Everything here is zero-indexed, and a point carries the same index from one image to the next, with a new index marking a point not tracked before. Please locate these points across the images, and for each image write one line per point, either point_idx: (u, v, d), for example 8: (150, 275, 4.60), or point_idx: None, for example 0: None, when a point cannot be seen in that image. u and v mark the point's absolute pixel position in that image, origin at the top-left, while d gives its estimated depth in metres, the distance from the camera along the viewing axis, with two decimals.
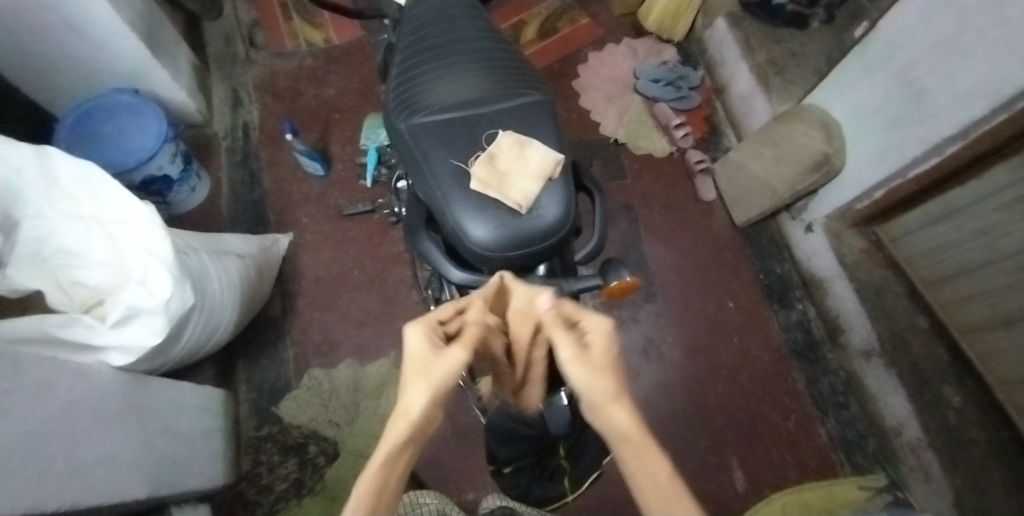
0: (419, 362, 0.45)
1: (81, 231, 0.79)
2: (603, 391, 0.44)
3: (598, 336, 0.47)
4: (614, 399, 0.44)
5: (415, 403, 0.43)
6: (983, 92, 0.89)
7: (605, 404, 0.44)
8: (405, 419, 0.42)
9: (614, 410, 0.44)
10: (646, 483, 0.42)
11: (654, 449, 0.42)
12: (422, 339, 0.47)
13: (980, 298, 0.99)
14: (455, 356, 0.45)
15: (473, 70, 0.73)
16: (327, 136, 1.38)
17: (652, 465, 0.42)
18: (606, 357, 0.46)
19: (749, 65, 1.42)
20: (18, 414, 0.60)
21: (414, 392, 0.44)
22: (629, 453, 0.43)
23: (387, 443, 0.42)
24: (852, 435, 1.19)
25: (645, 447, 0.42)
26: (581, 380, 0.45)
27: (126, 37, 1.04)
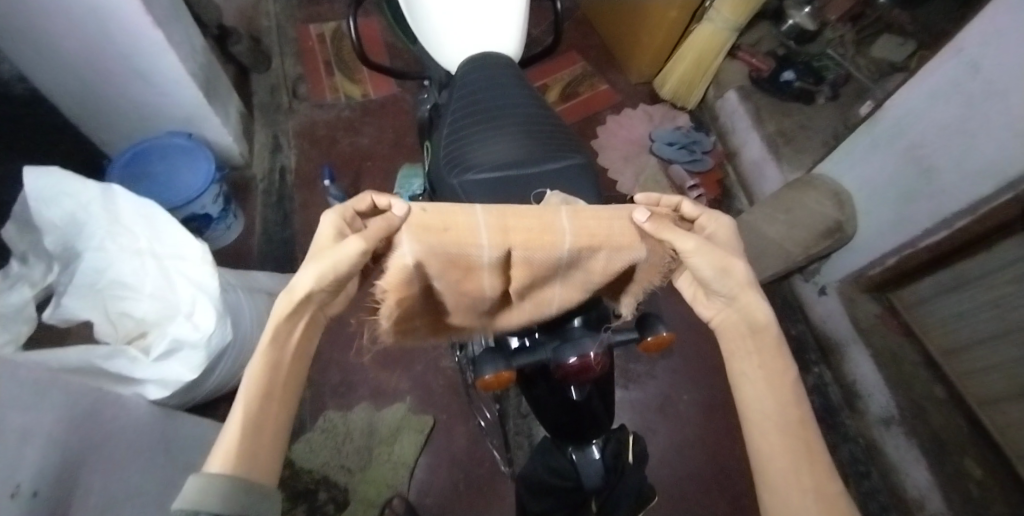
0: (320, 248, 0.49)
1: (135, 265, 0.82)
2: (737, 282, 0.53)
3: (718, 230, 0.56)
4: (746, 292, 0.53)
5: (303, 278, 0.47)
6: (991, 173, 0.95)
7: (737, 294, 0.53)
8: (296, 296, 0.47)
9: (746, 302, 0.53)
10: (754, 376, 0.52)
11: (779, 352, 0.52)
12: (331, 228, 0.50)
13: (994, 369, 1.05)
14: (352, 245, 0.48)
15: (521, 135, 0.78)
16: (359, 182, 1.44)
17: (777, 366, 0.51)
18: (727, 245, 0.56)
19: (760, 134, 1.50)
20: (63, 442, 0.62)
21: (302, 268, 0.48)
22: (749, 350, 0.53)
23: (275, 317, 0.46)
24: (873, 505, 1.18)
25: (768, 348, 0.52)
26: (706, 264, 0.53)
27: (186, 87, 1.11)
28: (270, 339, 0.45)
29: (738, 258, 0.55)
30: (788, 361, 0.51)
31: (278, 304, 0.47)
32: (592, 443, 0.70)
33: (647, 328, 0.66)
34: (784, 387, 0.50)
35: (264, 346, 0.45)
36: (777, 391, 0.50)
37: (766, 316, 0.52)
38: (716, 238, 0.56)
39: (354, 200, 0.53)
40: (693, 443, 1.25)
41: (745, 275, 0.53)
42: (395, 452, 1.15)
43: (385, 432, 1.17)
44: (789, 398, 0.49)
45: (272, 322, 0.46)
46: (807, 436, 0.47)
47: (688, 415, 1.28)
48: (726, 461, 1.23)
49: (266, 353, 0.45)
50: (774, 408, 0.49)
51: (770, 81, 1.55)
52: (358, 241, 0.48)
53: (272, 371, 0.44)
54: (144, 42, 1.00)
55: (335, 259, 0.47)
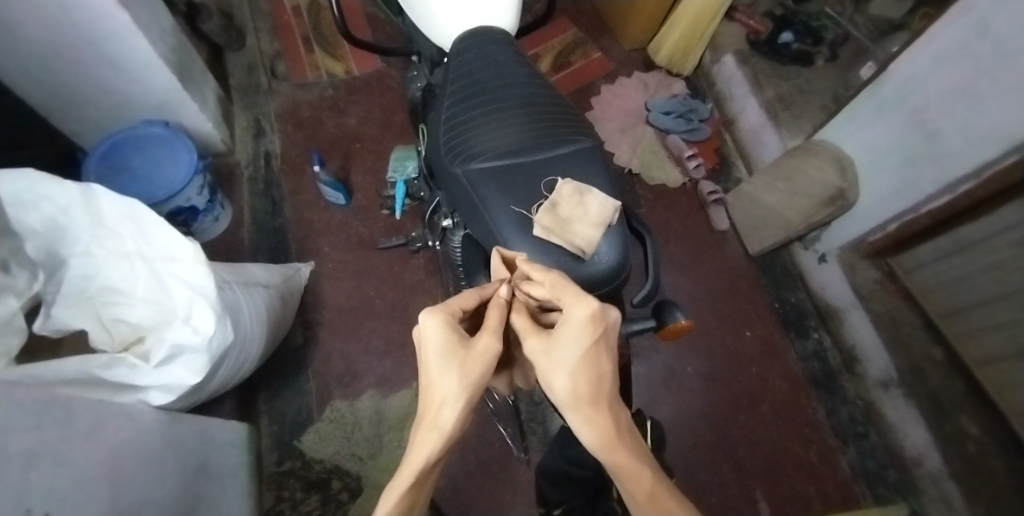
0: (452, 360, 0.48)
1: (126, 269, 0.79)
2: (565, 398, 0.48)
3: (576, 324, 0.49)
4: (574, 406, 0.47)
5: (448, 398, 0.47)
6: (996, 136, 0.94)
7: (568, 411, 0.48)
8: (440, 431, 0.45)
9: (577, 416, 0.47)
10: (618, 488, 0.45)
11: (622, 455, 0.45)
12: (447, 336, 0.49)
13: (998, 329, 1.02)
14: (487, 346, 0.49)
15: (523, 117, 0.75)
16: (349, 166, 1.40)
17: (624, 468, 0.44)
18: (574, 347, 0.48)
19: (758, 101, 1.48)
20: (69, 460, 0.60)
21: (445, 382, 0.47)
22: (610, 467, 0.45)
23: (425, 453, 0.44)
24: (873, 465, 1.21)
25: (620, 454, 0.45)
26: (547, 382, 0.50)
27: (159, 71, 1.05)
28: (415, 476, 0.43)
29: (571, 370, 0.48)
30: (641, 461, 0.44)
31: (430, 438, 0.45)
32: None
33: (666, 317, 0.70)
34: (647, 493, 0.43)
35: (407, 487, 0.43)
36: (631, 498, 0.44)
37: (601, 425, 0.46)
38: (562, 338, 0.49)
39: (459, 300, 0.54)
40: (696, 414, 1.29)
41: (580, 376, 0.48)
42: (404, 438, 1.15)
43: (394, 420, 1.17)
44: (644, 498, 0.43)
45: (420, 455, 0.44)
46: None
47: (691, 387, 1.31)
48: (730, 430, 1.27)
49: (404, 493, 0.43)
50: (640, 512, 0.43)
51: (768, 44, 1.51)
52: (488, 337, 0.49)
53: (414, 502, 0.44)
54: (108, 25, 0.93)
55: (477, 365, 0.48)
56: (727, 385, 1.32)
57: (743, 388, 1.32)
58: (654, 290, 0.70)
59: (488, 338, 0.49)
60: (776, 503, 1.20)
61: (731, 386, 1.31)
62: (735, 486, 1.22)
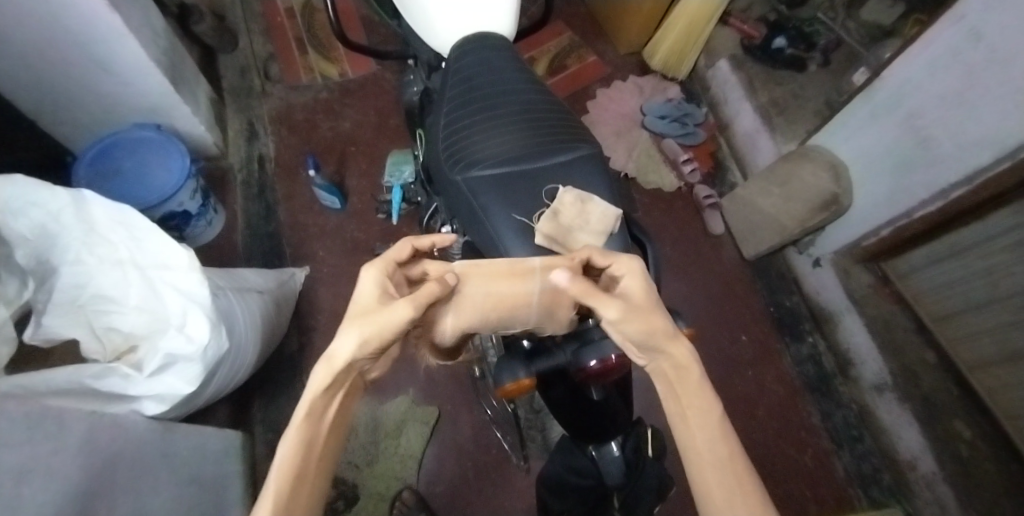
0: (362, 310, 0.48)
1: (118, 277, 0.78)
2: (661, 331, 0.49)
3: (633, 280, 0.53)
4: (671, 338, 0.49)
5: (345, 347, 0.45)
6: (989, 143, 0.95)
7: (663, 341, 0.49)
8: (332, 368, 0.44)
9: (671, 344, 0.49)
10: (691, 416, 0.47)
11: (703, 391, 0.48)
12: (371, 289, 0.50)
13: (988, 334, 1.04)
14: (399, 309, 0.47)
15: (523, 123, 0.75)
16: (344, 170, 1.39)
17: (704, 401, 0.47)
18: (646, 296, 0.52)
19: (753, 105, 1.49)
20: (64, 474, 0.59)
21: (345, 337, 0.45)
22: (681, 392, 0.48)
23: (313, 387, 0.44)
24: (867, 468, 1.22)
25: (696, 388, 0.48)
26: (635, 326, 0.49)
27: (150, 73, 1.03)
28: (306, 413, 0.43)
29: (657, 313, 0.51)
30: (711, 398, 0.47)
31: (320, 380, 0.44)
32: (612, 440, 0.69)
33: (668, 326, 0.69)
34: (712, 425, 0.46)
35: (298, 425, 0.42)
36: (708, 426, 0.46)
37: (690, 355, 0.49)
38: (628, 292, 0.53)
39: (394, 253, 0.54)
40: None
41: (669, 324, 0.50)
42: (401, 444, 1.14)
43: (391, 426, 1.16)
44: (717, 429, 0.46)
45: (309, 394, 0.43)
46: (739, 470, 0.44)
47: None
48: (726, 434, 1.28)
49: (301, 430, 0.42)
50: (712, 440, 0.45)
51: (762, 49, 1.52)
52: (404, 304, 0.47)
53: (308, 445, 0.42)
54: (99, 27, 0.91)
55: (383, 325, 0.46)
56: (723, 388, 1.32)
57: (739, 392, 1.32)
58: None
59: (403, 302, 0.47)
60: (773, 507, 1.21)
61: (728, 390, 1.32)
62: None
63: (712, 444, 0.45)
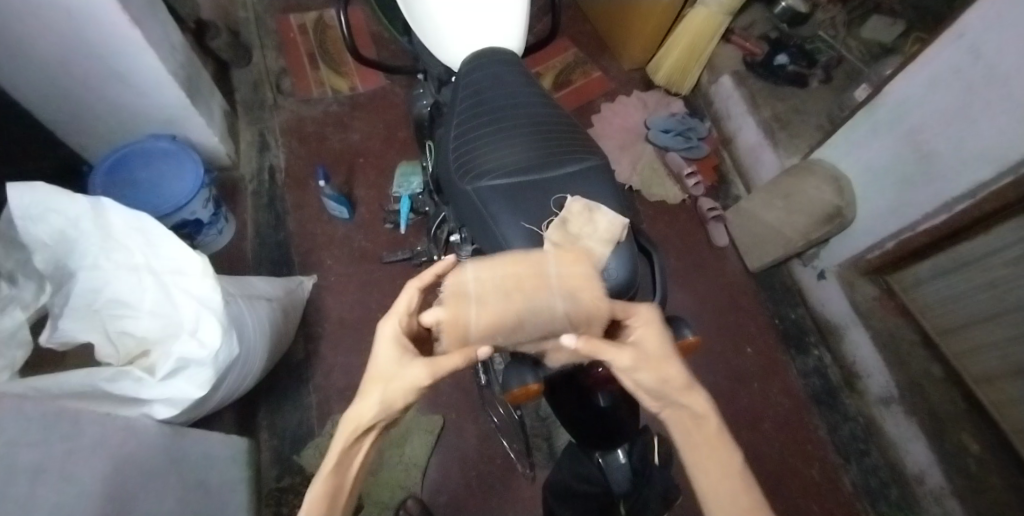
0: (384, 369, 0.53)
1: (134, 282, 0.79)
2: (675, 383, 0.54)
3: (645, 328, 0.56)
4: (686, 389, 0.54)
5: (370, 406, 0.52)
6: (991, 157, 0.96)
7: (676, 392, 0.54)
8: (359, 424, 0.52)
9: (686, 396, 0.54)
10: (708, 469, 0.53)
11: (720, 439, 0.53)
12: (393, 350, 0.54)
13: (993, 347, 1.03)
14: (415, 373, 0.52)
15: (532, 136, 0.77)
16: (352, 180, 1.41)
17: (720, 451, 0.53)
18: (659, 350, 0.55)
19: (756, 120, 1.51)
20: (77, 474, 0.60)
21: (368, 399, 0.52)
22: (699, 442, 0.54)
23: (337, 445, 0.52)
24: (874, 482, 1.21)
25: (714, 437, 0.53)
26: (650, 381, 0.53)
27: (167, 85, 1.05)
28: (334, 463, 0.52)
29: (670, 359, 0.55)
30: (730, 447, 0.53)
31: (340, 438, 0.52)
32: (618, 448, 0.69)
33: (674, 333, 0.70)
34: (732, 476, 0.52)
35: (329, 469, 0.52)
36: (726, 476, 0.52)
37: (705, 405, 0.54)
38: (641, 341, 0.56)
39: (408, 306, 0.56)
40: None
41: (683, 378, 0.54)
42: (406, 453, 1.15)
43: (396, 435, 1.16)
44: (735, 481, 0.52)
45: (340, 438, 0.52)
46: (753, 511, 0.51)
47: None
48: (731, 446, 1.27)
49: (330, 478, 0.52)
50: (727, 492, 0.51)
51: (764, 65, 1.55)
52: (421, 369, 0.52)
53: (336, 485, 0.52)
54: (118, 40, 0.94)
55: (401, 387, 0.52)
56: (727, 399, 1.32)
57: (744, 404, 1.32)
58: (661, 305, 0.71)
59: (420, 368, 0.52)
60: None
61: (732, 402, 1.32)
62: None
63: (728, 489, 0.51)
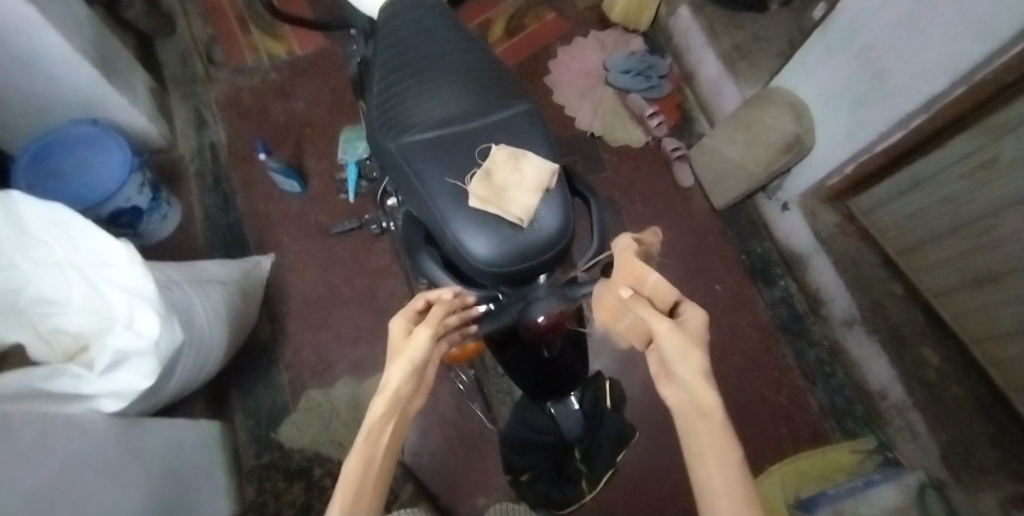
0: (395, 349, 0.53)
1: (58, 277, 0.76)
2: (692, 364, 0.46)
3: (693, 322, 0.50)
4: (698, 375, 0.46)
5: (390, 376, 0.50)
6: (942, 68, 0.91)
7: (690, 373, 0.46)
8: (390, 393, 0.48)
9: (694, 381, 0.46)
10: (705, 454, 0.43)
11: (722, 429, 0.44)
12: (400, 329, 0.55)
13: (953, 261, 1.03)
14: (422, 336, 0.52)
15: (458, 84, 0.72)
16: (301, 152, 1.35)
17: (722, 442, 0.43)
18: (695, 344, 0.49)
19: (715, 51, 1.45)
20: (20, 477, 0.58)
21: (395, 372, 0.50)
22: (701, 430, 0.44)
23: (373, 415, 0.47)
24: (840, 401, 1.24)
25: (717, 429, 0.44)
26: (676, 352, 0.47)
27: (79, 64, 0.98)
28: (364, 438, 0.45)
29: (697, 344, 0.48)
30: (736, 444, 0.43)
31: (377, 407, 0.47)
32: (572, 394, 0.72)
33: None
34: (732, 471, 0.41)
35: (359, 447, 0.44)
36: (725, 464, 0.42)
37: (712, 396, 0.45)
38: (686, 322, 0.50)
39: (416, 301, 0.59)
40: None
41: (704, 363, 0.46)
42: None
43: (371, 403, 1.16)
44: (736, 469, 0.41)
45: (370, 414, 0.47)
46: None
47: None
48: (704, 381, 1.29)
49: (362, 448, 0.44)
50: (719, 475, 0.41)
51: None
52: (426, 330, 0.53)
53: (371, 452, 0.44)
54: (9, 19, 0.86)
55: (414, 348, 0.52)
56: None
57: (715, 340, 1.33)
58: (599, 252, 0.69)
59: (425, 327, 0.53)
60: (751, 445, 1.24)
61: (704, 340, 1.33)
62: None
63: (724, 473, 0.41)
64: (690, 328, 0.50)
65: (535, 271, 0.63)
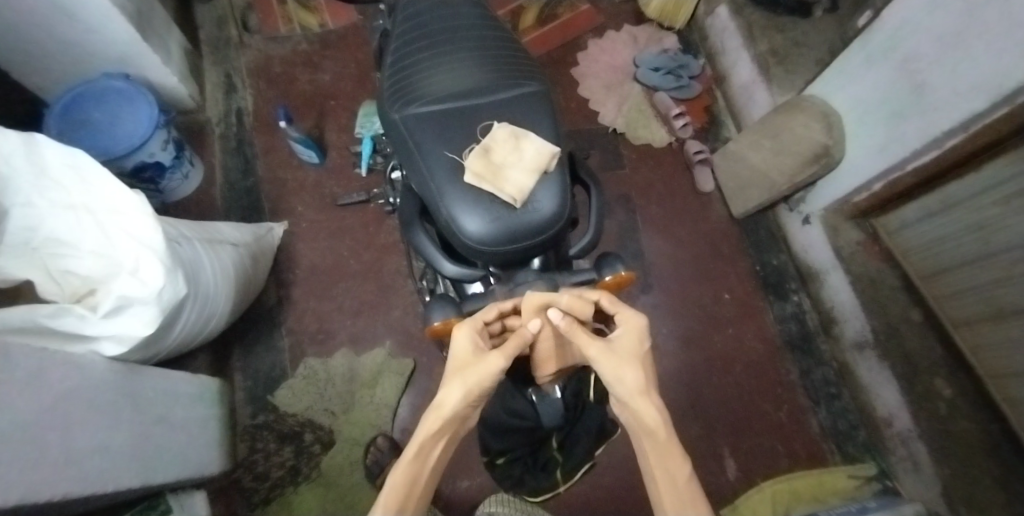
0: (462, 363, 0.54)
1: (72, 221, 0.78)
2: (632, 385, 0.53)
3: (630, 331, 0.56)
4: (642, 393, 0.53)
5: (451, 399, 0.51)
6: (985, 86, 0.87)
7: (632, 396, 0.53)
8: (447, 415, 0.51)
9: (641, 402, 0.52)
10: (658, 475, 0.51)
11: (672, 450, 0.51)
12: (469, 342, 0.56)
13: (975, 292, 0.98)
14: (493, 361, 0.53)
15: (470, 61, 0.72)
16: (322, 123, 1.37)
17: (671, 460, 0.51)
18: (634, 350, 0.55)
19: (750, 54, 1.40)
20: (14, 406, 0.61)
21: (452, 392, 0.52)
22: (651, 450, 0.52)
23: (424, 432, 0.50)
24: (843, 425, 1.21)
25: (665, 447, 0.51)
26: (609, 373, 0.53)
27: (115, 20, 1.01)
28: (415, 453, 0.50)
29: (635, 366, 0.54)
30: (681, 457, 0.51)
31: (432, 422, 0.51)
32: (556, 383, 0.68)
33: (605, 268, 0.67)
34: (678, 485, 0.50)
35: (407, 460, 0.49)
36: (675, 488, 0.50)
37: (658, 416, 0.51)
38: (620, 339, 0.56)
39: (484, 313, 0.59)
40: (671, 375, 1.29)
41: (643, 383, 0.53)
42: (376, 395, 1.17)
43: (367, 376, 1.18)
44: (687, 497, 0.49)
45: (421, 433, 0.50)
46: None
47: (666, 349, 1.32)
48: (702, 389, 1.28)
49: (411, 464, 0.49)
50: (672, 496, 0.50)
51: None
52: (496, 356, 0.53)
53: (419, 467, 0.50)
54: None
55: (480, 373, 0.53)
56: (700, 345, 1.32)
57: (718, 350, 1.32)
58: (594, 240, 0.69)
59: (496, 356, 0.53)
60: (743, 460, 1.23)
61: (707, 349, 1.32)
62: (705, 446, 1.24)
63: (672, 495, 0.50)
64: (623, 348, 0.55)
65: (527, 252, 0.63)
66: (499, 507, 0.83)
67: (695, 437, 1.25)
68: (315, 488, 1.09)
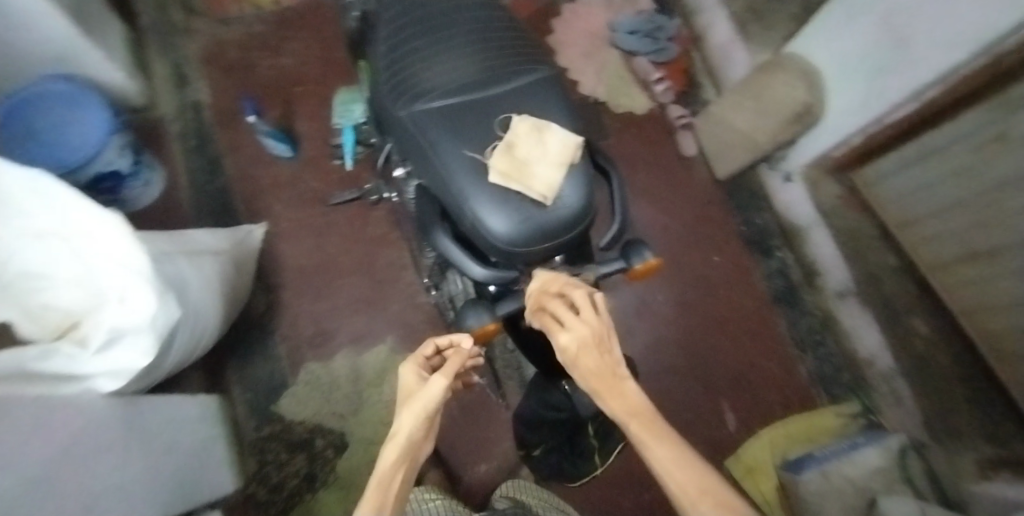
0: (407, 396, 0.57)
1: (43, 248, 0.72)
2: (594, 373, 0.54)
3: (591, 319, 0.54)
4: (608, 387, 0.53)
5: (403, 426, 0.54)
6: (965, 38, 0.85)
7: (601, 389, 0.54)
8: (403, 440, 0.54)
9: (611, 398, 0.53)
10: (658, 453, 0.49)
11: (656, 431, 0.50)
12: (412, 374, 0.59)
13: (950, 238, 1.01)
14: (435, 384, 0.55)
15: (471, 46, 0.68)
16: (290, 112, 1.28)
17: (663, 443, 0.49)
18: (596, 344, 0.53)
19: (727, 13, 1.41)
20: (26, 459, 0.56)
21: (405, 421, 0.54)
22: (640, 429, 0.51)
23: (386, 462, 0.53)
24: (829, 370, 1.28)
25: (648, 423, 0.51)
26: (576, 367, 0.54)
27: (48, 17, 0.90)
28: (376, 483, 0.51)
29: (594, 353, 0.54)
30: (661, 440, 0.49)
31: (390, 452, 0.53)
32: None
33: (633, 258, 0.66)
34: (674, 459, 0.48)
35: (373, 485, 0.51)
36: (678, 460, 0.48)
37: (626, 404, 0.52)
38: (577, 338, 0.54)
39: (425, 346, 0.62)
40: (668, 341, 1.33)
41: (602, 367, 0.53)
42: (384, 392, 1.14)
43: (373, 374, 1.15)
44: (697, 475, 0.47)
45: (383, 462, 0.53)
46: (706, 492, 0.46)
47: (662, 315, 1.35)
48: (699, 350, 1.33)
49: (376, 490, 0.51)
50: (672, 463, 0.48)
51: None
52: (438, 379, 0.56)
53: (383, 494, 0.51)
54: None
55: (423, 397, 0.55)
56: (694, 308, 1.36)
57: (712, 312, 1.35)
58: (621, 228, 0.68)
59: (436, 381, 0.56)
60: (743, 413, 1.29)
61: (701, 312, 1.35)
62: (708, 405, 1.29)
63: (675, 469, 0.47)
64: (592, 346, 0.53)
65: (557, 249, 0.61)
66: (518, 495, 0.92)
67: (698, 398, 1.30)
68: (334, 491, 1.08)
